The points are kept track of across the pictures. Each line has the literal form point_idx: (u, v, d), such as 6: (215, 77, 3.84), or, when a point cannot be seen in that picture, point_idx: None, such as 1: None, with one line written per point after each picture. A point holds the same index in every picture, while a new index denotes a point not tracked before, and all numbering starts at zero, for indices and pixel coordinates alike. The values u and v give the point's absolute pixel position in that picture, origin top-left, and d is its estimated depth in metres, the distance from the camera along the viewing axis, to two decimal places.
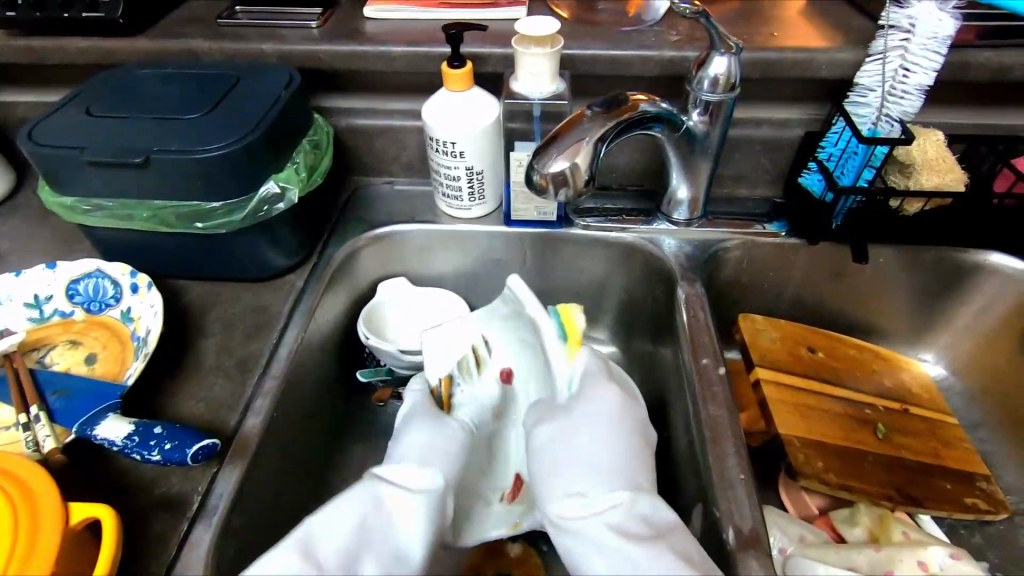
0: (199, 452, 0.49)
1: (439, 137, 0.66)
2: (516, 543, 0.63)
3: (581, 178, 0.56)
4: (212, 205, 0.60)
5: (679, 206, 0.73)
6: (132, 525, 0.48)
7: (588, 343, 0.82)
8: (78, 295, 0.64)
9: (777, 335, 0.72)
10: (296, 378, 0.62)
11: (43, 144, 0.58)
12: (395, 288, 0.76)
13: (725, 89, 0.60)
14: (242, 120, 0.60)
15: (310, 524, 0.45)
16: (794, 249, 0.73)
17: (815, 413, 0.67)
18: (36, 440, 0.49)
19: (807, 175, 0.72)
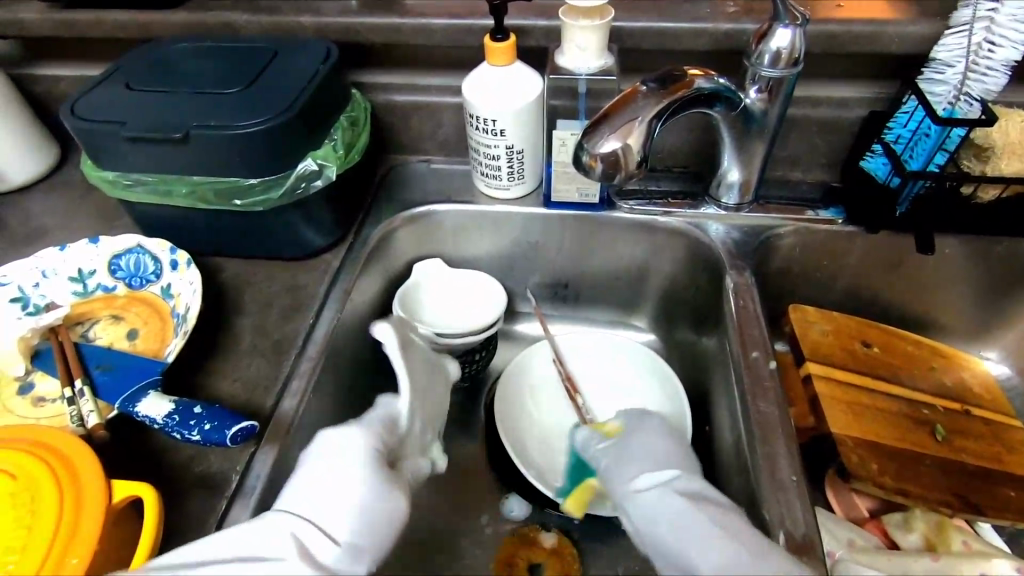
0: (238, 434, 0.48)
1: (479, 114, 0.64)
2: (550, 533, 0.63)
3: (632, 159, 0.52)
4: (251, 181, 0.59)
5: (729, 189, 0.69)
6: (172, 503, 0.48)
7: (626, 330, 0.81)
8: (120, 270, 0.64)
9: (830, 328, 0.68)
10: (332, 361, 0.61)
11: (85, 119, 0.58)
12: (433, 270, 0.75)
13: (787, 64, 0.56)
14: (280, 96, 0.59)
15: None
16: (851, 238, 0.69)
17: (870, 411, 0.63)
18: (81, 415, 0.50)
19: (870, 159, 0.67)
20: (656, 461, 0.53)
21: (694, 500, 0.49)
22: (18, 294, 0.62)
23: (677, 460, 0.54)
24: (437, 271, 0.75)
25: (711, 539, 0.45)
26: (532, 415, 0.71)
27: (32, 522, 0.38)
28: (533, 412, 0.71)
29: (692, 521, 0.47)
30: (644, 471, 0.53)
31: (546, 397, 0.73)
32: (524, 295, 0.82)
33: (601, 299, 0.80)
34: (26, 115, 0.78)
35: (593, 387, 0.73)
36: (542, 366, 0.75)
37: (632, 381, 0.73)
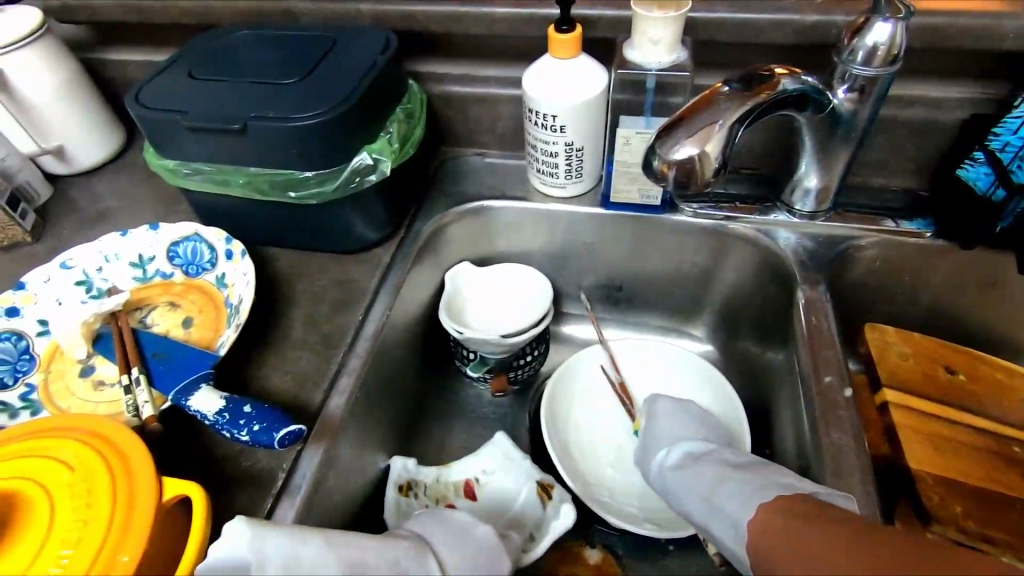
0: (285, 437, 0.47)
1: (540, 109, 0.61)
2: (595, 549, 0.61)
3: (709, 166, 0.48)
4: (305, 174, 0.58)
5: (805, 195, 0.64)
6: (220, 497, 0.48)
7: (681, 338, 0.77)
8: (178, 257, 0.65)
9: (909, 351, 0.63)
10: (379, 359, 0.60)
11: (149, 107, 0.58)
12: (470, 275, 0.73)
13: (883, 63, 0.51)
14: (338, 88, 0.57)
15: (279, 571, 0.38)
16: (940, 253, 0.63)
17: (950, 445, 0.57)
18: (136, 405, 0.50)
19: (969, 168, 0.59)
20: (657, 440, 0.60)
21: (682, 466, 0.55)
22: (83, 277, 0.63)
23: (678, 428, 0.60)
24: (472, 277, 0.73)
25: (700, 494, 0.50)
26: (576, 422, 0.69)
27: (86, 516, 0.38)
28: (577, 419, 0.69)
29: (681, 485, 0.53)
30: (650, 452, 0.60)
31: (589, 403, 0.70)
32: (575, 297, 0.79)
33: (656, 305, 0.77)
34: (96, 100, 0.80)
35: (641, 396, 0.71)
36: (586, 372, 0.72)
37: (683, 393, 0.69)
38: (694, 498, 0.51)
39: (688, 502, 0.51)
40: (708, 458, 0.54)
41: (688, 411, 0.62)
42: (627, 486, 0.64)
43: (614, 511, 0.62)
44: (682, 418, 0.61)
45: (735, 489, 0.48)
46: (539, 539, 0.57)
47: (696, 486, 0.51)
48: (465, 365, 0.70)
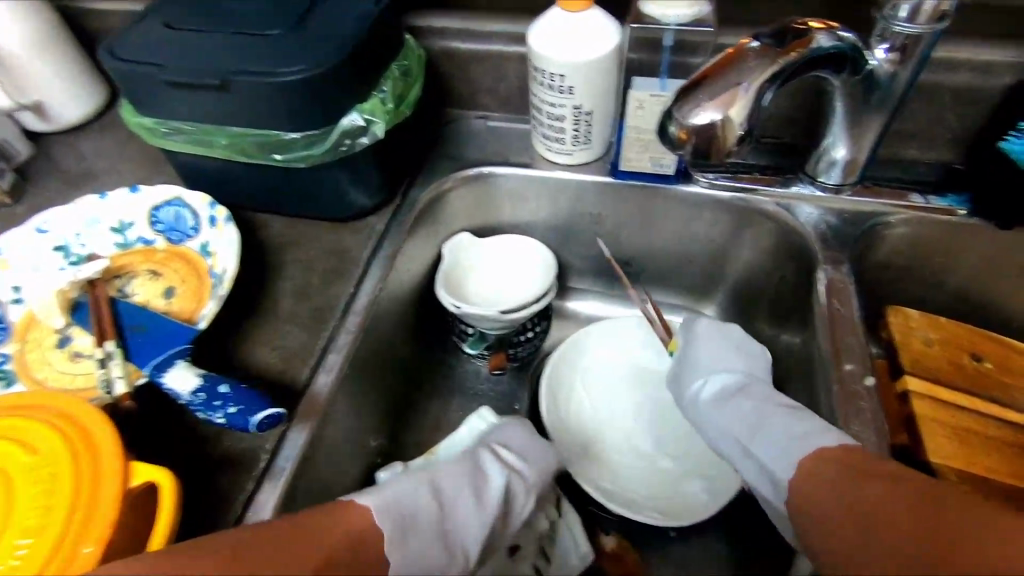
0: (263, 422, 0.45)
1: (546, 67, 0.56)
2: (610, 536, 0.59)
3: (733, 134, 0.44)
4: (291, 135, 0.54)
5: (832, 167, 0.59)
6: (200, 479, 0.46)
7: (691, 316, 0.74)
8: (160, 223, 0.61)
9: (935, 336, 0.59)
10: (372, 334, 0.57)
11: (122, 59, 0.53)
12: (470, 246, 0.69)
13: (930, 20, 0.46)
14: (327, 40, 0.53)
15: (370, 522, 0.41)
16: (974, 232, 0.58)
17: (976, 438, 0.53)
18: (108, 379, 0.47)
19: (1013, 139, 0.55)
20: (694, 370, 0.58)
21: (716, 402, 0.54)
22: (60, 242, 0.60)
23: (719, 361, 0.57)
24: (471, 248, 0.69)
25: (739, 431, 0.50)
26: (582, 406, 0.66)
27: (49, 505, 0.35)
28: (583, 403, 0.66)
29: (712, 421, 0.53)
30: (681, 379, 0.59)
31: (596, 387, 0.67)
32: (581, 271, 0.75)
33: (665, 281, 0.73)
34: (75, 52, 0.75)
35: (653, 379, 0.67)
36: (591, 355, 0.68)
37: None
38: (726, 435, 0.52)
39: (717, 437, 0.53)
40: (748, 396, 0.53)
41: (729, 332, 0.59)
42: (639, 474, 0.61)
43: (629, 505, 0.59)
44: (722, 350, 0.58)
45: (777, 434, 0.47)
46: (552, 555, 0.56)
47: (734, 421, 0.51)
48: (463, 342, 0.68)
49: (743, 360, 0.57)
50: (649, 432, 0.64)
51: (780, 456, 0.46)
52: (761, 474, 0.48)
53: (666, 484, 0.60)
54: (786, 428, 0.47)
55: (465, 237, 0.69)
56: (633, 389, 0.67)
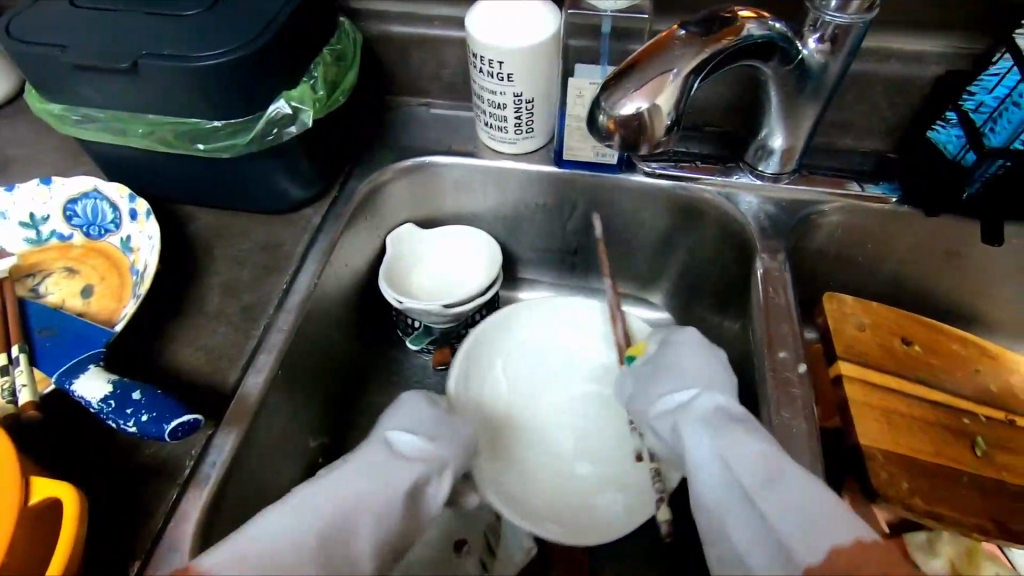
0: (179, 429, 0.42)
1: (483, 54, 0.54)
2: None
3: (660, 124, 0.43)
4: (214, 123, 0.51)
5: (770, 156, 0.60)
6: (118, 489, 0.43)
7: (638, 305, 0.74)
8: (76, 217, 0.58)
9: (868, 322, 0.60)
10: (308, 332, 0.55)
11: (22, 41, 0.49)
12: (413, 238, 0.68)
13: (859, 10, 0.46)
14: (249, 21, 0.50)
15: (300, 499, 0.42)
16: (906, 220, 0.60)
17: (902, 419, 0.56)
18: (12, 389, 0.44)
19: (940, 129, 0.57)
20: (683, 377, 0.51)
21: (714, 422, 0.46)
22: None
23: (710, 375, 0.51)
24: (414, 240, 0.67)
25: (733, 470, 0.43)
26: (497, 385, 0.63)
27: None
28: (500, 382, 0.64)
29: (711, 444, 0.45)
30: (664, 395, 0.50)
31: (518, 371, 0.65)
32: (528, 261, 0.74)
33: (613, 270, 0.73)
34: None
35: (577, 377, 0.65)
36: (519, 338, 0.66)
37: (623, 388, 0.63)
38: (711, 469, 0.44)
39: (698, 469, 0.45)
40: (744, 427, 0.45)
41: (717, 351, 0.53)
42: (534, 473, 0.59)
43: (515, 505, 0.55)
44: (713, 363, 0.52)
45: (785, 492, 0.40)
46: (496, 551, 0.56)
47: (726, 454, 0.44)
48: (407, 336, 0.66)
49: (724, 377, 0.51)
50: (561, 431, 0.62)
51: (796, 520, 0.39)
52: (751, 528, 0.41)
53: (559, 490, 0.57)
54: (798, 487, 0.40)
55: (408, 229, 0.67)
56: (555, 381, 0.65)
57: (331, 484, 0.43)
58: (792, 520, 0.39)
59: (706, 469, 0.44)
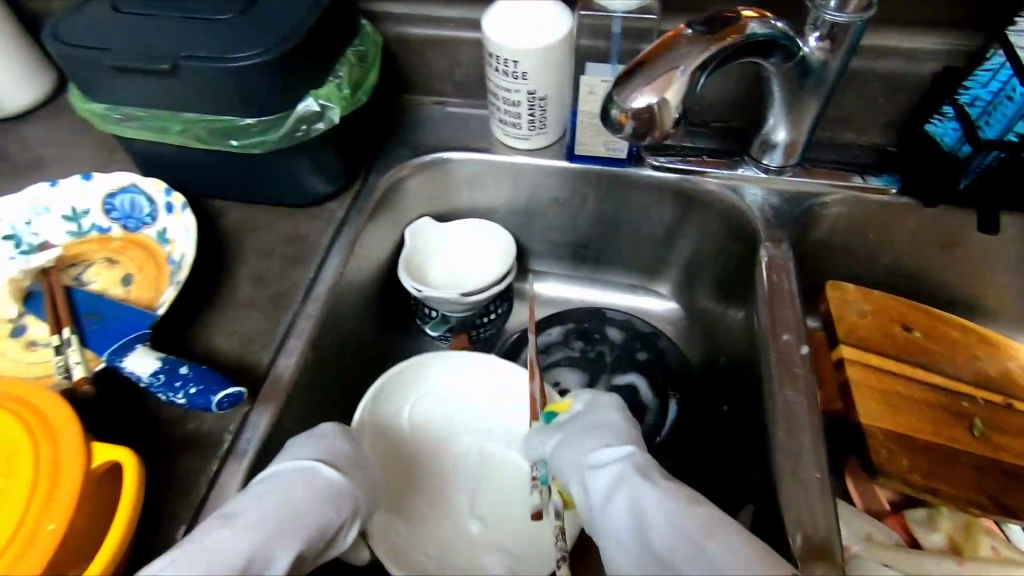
0: (224, 400, 0.46)
1: (500, 53, 0.57)
2: None
3: (669, 117, 0.46)
4: (247, 120, 0.54)
5: (773, 150, 0.62)
6: (162, 461, 0.46)
7: (646, 296, 0.76)
8: (114, 211, 0.61)
9: (869, 309, 0.63)
10: (333, 318, 0.58)
11: (68, 44, 0.53)
12: (431, 231, 0.71)
13: (856, 9, 0.49)
14: (281, 24, 0.53)
15: (266, 493, 0.42)
16: (905, 211, 0.62)
17: (903, 401, 0.58)
18: (67, 366, 0.47)
19: (938, 123, 0.59)
20: (614, 438, 0.50)
21: (646, 476, 0.45)
22: (10, 231, 0.59)
23: (631, 436, 0.51)
24: (432, 232, 0.71)
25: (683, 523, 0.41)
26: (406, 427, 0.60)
27: (8, 484, 0.36)
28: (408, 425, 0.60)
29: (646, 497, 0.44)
30: (596, 451, 0.49)
31: (431, 411, 0.61)
32: (540, 254, 0.77)
33: (622, 262, 0.75)
34: (20, 37, 0.73)
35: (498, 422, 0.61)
36: (439, 379, 0.62)
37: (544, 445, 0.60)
38: (659, 527, 0.42)
39: (651, 530, 0.42)
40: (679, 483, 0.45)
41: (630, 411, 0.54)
42: (432, 523, 0.56)
43: (400, 557, 0.52)
44: (633, 426, 0.52)
45: (730, 539, 0.39)
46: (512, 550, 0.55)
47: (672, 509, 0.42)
48: (426, 323, 0.69)
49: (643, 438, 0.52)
50: (466, 479, 0.59)
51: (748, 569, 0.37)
52: None
53: (447, 541, 0.55)
54: (734, 536, 0.40)
55: (426, 222, 0.70)
56: (473, 426, 0.61)
57: (247, 518, 0.40)
58: (735, 565, 0.38)
59: (654, 529, 0.42)
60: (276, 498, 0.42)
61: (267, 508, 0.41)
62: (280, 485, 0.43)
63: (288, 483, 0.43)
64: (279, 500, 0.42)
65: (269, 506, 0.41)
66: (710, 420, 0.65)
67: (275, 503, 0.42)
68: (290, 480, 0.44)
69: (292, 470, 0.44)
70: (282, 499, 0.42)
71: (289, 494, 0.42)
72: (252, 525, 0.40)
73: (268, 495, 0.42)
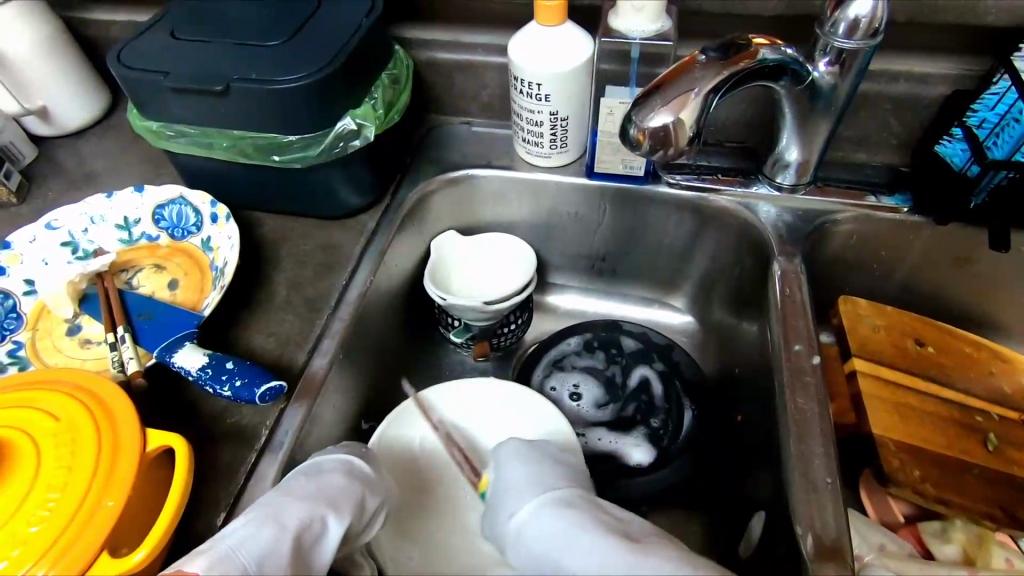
0: (267, 393, 0.49)
1: (524, 76, 0.61)
2: None
3: (684, 135, 0.49)
4: (289, 137, 0.59)
5: (786, 169, 0.65)
6: (204, 452, 0.50)
7: (662, 309, 0.79)
8: (163, 220, 0.65)
9: (882, 323, 0.64)
10: (363, 323, 0.62)
11: (131, 67, 0.57)
12: (456, 243, 0.74)
13: (864, 36, 0.51)
14: (324, 49, 0.57)
15: (310, 473, 0.46)
16: (916, 228, 0.64)
17: (916, 414, 0.59)
18: (121, 361, 0.52)
19: (947, 144, 0.61)
20: (518, 493, 0.47)
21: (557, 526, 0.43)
22: (68, 238, 0.63)
23: (533, 482, 0.48)
24: (454, 245, 0.74)
25: None
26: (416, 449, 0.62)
27: (70, 462, 0.39)
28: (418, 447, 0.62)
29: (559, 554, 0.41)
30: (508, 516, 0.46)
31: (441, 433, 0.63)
32: (559, 267, 0.80)
33: (639, 276, 0.78)
34: (80, 60, 0.79)
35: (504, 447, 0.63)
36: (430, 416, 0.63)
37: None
38: None
39: None
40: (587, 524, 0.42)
41: (534, 449, 0.52)
42: (449, 556, 0.57)
43: None
44: (537, 468, 0.49)
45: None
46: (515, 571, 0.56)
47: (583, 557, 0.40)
48: (449, 331, 0.72)
49: (555, 474, 0.49)
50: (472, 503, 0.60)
51: None
52: None
53: (469, 569, 0.56)
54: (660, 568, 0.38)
55: (450, 235, 0.74)
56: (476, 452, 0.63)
57: (296, 493, 0.44)
58: None
59: None
60: (322, 476, 0.46)
61: (315, 484, 0.45)
62: (329, 466, 0.47)
63: (331, 466, 0.47)
64: (326, 477, 0.46)
65: (319, 481, 0.45)
66: (725, 429, 0.66)
67: (326, 479, 0.45)
68: (332, 464, 0.47)
69: (334, 458, 0.48)
70: (330, 478, 0.46)
71: (334, 473, 0.46)
72: (303, 497, 0.43)
73: (316, 473, 0.46)
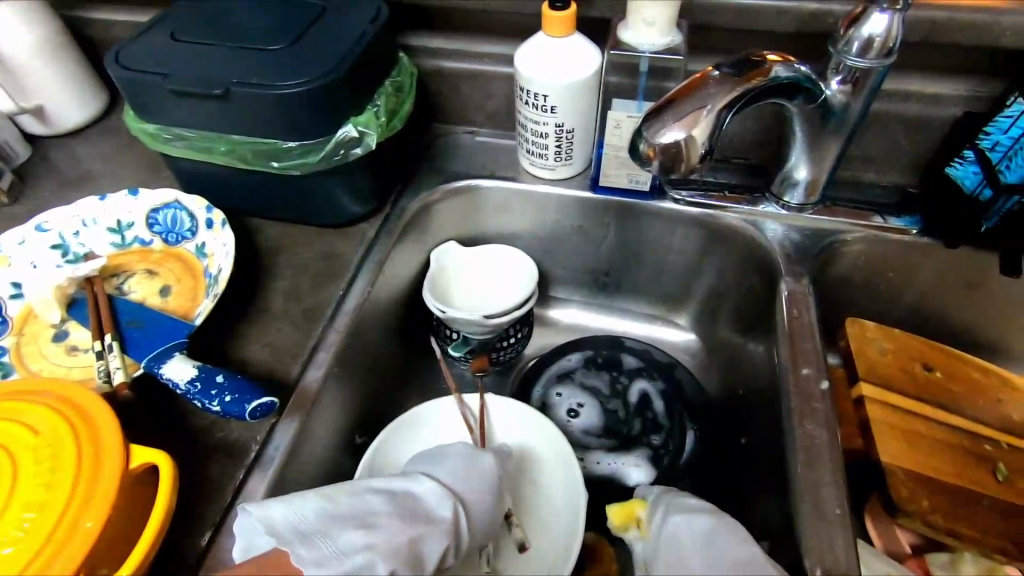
0: (257, 409, 0.48)
1: (530, 88, 0.60)
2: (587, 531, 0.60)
3: (695, 151, 0.48)
4: (288, 144, 0.57)
5: (794, 187, 0.64)
6: (192, 466, 0.48)
7: (665, 327, 0.77)
8: (157, 224, 0.64)
9: (890, 347, 0.63)
10: (360, 336, 0.60)
11: (129, 69, 0.56)
12: (457, 255, 0.72)
13: (878, 55, 0.50)
14: (327, 55, 0.56)
15: (423, 525, 0.42)
16: (926, 250, 0.63)
17: (924, 441, 0.58)
18: (108, 370, 0.50)
19: (958, 166, 0.60)
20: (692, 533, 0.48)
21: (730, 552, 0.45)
22: (59, 240, 0.62)
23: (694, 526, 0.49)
24: (454, 257, 0.72)
25: None
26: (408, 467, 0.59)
27: (49, 479, 0.37)
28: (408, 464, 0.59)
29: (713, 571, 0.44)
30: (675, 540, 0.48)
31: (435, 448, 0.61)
32: (562, 281, 0.79)
33: (642, 292, 0.77)
34: (79, 59, 0.78)
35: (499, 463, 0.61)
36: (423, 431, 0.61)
37: (539, 475, 0.60)
38: None
39: None
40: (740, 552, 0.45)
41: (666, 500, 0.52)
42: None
43: None
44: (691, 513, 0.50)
45: None
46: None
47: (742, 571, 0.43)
48: (447, 345, 0.70)
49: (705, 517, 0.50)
50: None
51: None
52: None
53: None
54: None
55: (451, 247, 0.72)
56: None
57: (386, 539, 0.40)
58: None
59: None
60: (427, 531, 0.42)
61: (424, 534, 0.42)
62: (445, 507, 0.44)
63: (444, 506, 0.44)
64: (434, 527, 0.42)
65: (428, 537, 0.42)
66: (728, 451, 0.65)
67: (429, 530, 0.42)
68: (443, 504, 0.44)
69: (457, 495, 0.45)
70: (434, 538, 0.42)
71: (435, 525, 0.43)
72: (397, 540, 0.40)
73: (429, 519, 0.43)
